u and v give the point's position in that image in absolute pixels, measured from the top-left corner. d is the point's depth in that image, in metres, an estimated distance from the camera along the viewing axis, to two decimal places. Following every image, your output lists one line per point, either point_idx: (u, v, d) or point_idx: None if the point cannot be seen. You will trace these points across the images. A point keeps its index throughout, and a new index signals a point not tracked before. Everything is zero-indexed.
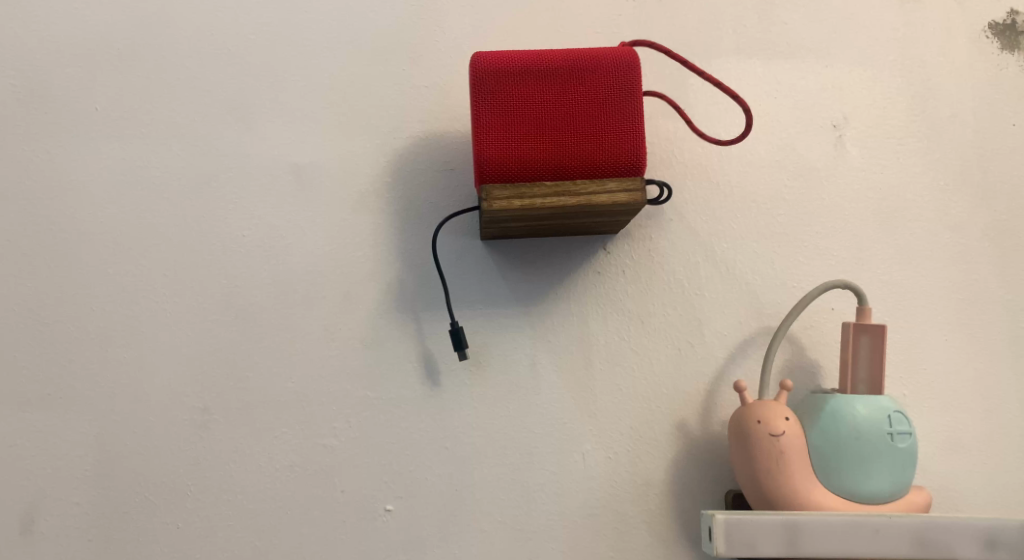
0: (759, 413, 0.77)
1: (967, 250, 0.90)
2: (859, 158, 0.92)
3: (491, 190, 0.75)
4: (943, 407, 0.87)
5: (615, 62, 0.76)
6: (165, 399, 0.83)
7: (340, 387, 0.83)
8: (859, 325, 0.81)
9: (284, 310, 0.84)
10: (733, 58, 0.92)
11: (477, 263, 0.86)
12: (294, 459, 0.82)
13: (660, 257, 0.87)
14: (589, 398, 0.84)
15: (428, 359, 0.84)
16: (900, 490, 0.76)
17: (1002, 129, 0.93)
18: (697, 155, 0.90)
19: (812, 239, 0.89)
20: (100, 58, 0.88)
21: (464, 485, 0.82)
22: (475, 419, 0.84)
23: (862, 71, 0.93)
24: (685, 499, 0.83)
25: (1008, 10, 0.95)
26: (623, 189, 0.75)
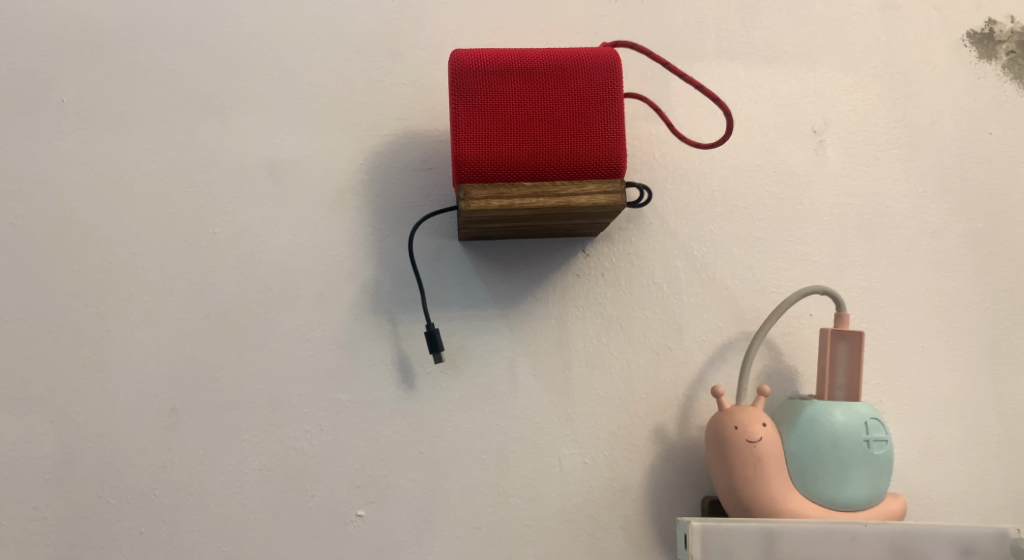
0: (737, 419, 0.77)
1: (944, 258, 0.91)
2: (839, 164, 0.92)
3: (469, 191, 0.73)
4: (919, 414, 0.87)
5: (595, 63, 0.75)
6: (132, 400, 0.80)
7: (313, 389, 0.82)
8: (838, 331, 0.81)
9: (256, 310, 0.82)
10: (716, 62, 0.92)
11: (456, 264, 0.85)
12: (265, 462, 0.80)
13: (640, 260, 0.87)
14: (567, 402, 0.84)
15: (404, 361, 0.83)
16: (876, 497, 0.76)
17: (980, 138, 0.93)
18: (679, 158, 0.89)
19: (792, 244, 0.89)
20: (70, 48, 0.85)
21: (438, 489, 0.81)
22: (450, 422, 0.82)
23: (843, 76, 0.93)
24: (662, 504, 0.82)
25: (987, 20, 0.96)
26: (603, 191, 0.74)
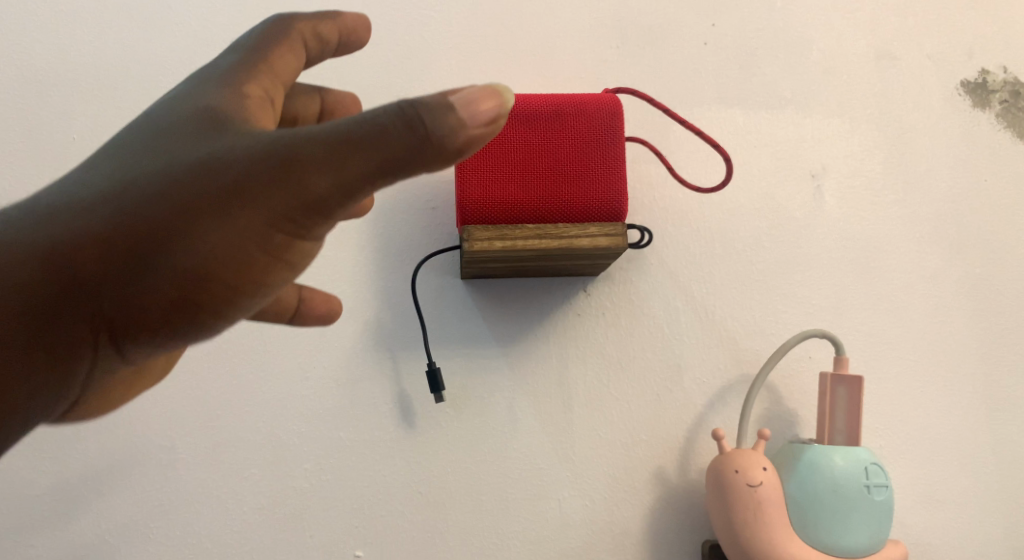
0: (737, 463, 0.76)
1: (942, 302, 0.91)
2: (836, 208, 0.93)
3: (472, 231, 0.74)
4: (918, 459, 0.87)
5: (597, 108, 0.76)
6: (131, 437, 0.80)
7: (313, 427, 0.82)
8: (837, 375, 0.81)
9: (259, 348, 0.83)
10: (715, 107, 0.94)
11: (457, 303, 0.85)
12: (262, 502, 0.80)
13: (641, 301, 0.87)
14: (567, 442, 0.83)
15: (404, 401, 0.83)
16: (877, 545, 0.75)
17: (976, 185, 0.95)
18: (679, 201, 0.90)
19: (791, 287, 0.90)
20: (88, 88, 0.88)
21: (437, 530, 0.81)
22: (450, 462, 0.82)
23: (840, 123, 0.95)
24: (662, 548, 0.82)
25: (980, 70, 0.98)
26: (604, 233, 0.75)
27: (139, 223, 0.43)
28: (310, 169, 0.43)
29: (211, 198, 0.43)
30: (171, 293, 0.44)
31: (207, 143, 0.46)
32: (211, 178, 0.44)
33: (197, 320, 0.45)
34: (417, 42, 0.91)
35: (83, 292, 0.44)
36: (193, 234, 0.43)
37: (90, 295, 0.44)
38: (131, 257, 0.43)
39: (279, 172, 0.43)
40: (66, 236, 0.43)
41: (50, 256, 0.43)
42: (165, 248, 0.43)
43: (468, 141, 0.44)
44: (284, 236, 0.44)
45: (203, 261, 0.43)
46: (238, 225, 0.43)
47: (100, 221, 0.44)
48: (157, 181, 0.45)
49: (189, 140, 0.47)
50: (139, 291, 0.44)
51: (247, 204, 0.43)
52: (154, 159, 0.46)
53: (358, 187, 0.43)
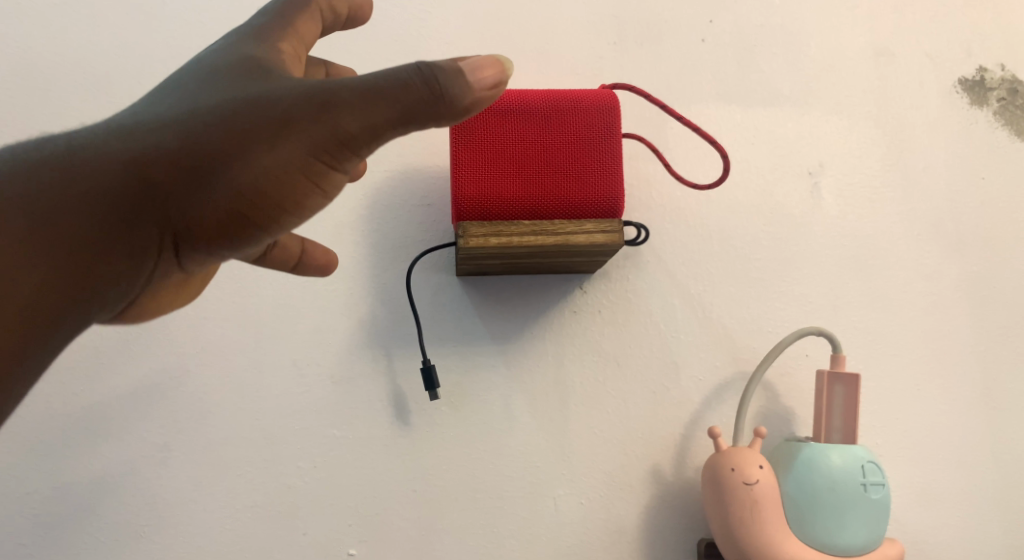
0: (733, 461, 0.76)
1: (939, 300, 0.91)
2: (834, 206, 0.93)
3: (468, 227, 0.74)
4: (915, 457, 0.87)
5: (594, 104, 0.76)
6: (123, 433, 0.79)
7: (308, 424, 0.81)
8: (834, 373, 0.81)
9: (253, 344, 0.82)
10: (712, 104, 0.93)
11: (453, 300, 0.85)
12: (256, 500, 0.79)
13: (637, 298, 0.87)
14: (563, 440, 0.83)
15: (399, 398, 0.82)
16: (874, 543, 0.75)
17: (974, 182, 0.94)
18: (676, 198, 0.90)
19: (788, 285, 0.90)
20: (82, 83, 0.87)
21: (432, 528, 0.80)
22: (445, 460, 0.82)
23: (838, 120, 0.95)
24: (657, 547, 0.81)
25: (978, 67, 0.98)
26: (601, 229, 0.75)
27: (191, 147, 0.47)
28: (346, 108, 0.47)
29: (258, 129, 0.47)
30: (217, 212, 0.47)
31: (253, 81, 0.50)
32: (259, 111, 0.47)
33: (237, 239, 0.49)
34: (413, 38, 0.91)
35: (142, 209, 0.47)
36: (240, 158, 0.47)
37: (142, 210, 0.47)
38: (182, 174, 0.47)
39: (318, 111, 0.47)
40: (124, 154, 0.47)
41: (106, 171, 0.46)
42: (212, 170, 0.47)
43: (476, 102, 0.50)
44: (321, 167, 0.48)
45: (247, 182, 0.47)
46: (280, 153, 0.47)
47: (156, 140, 0.47)
48: (208, 109, 0.48)
49: (235, 78, 0.50)
50: (187, 207, 0.47)
51: (289, 135, 0.47)
52: (204, 92, 0.49)
53: (388, 130, 0.48)
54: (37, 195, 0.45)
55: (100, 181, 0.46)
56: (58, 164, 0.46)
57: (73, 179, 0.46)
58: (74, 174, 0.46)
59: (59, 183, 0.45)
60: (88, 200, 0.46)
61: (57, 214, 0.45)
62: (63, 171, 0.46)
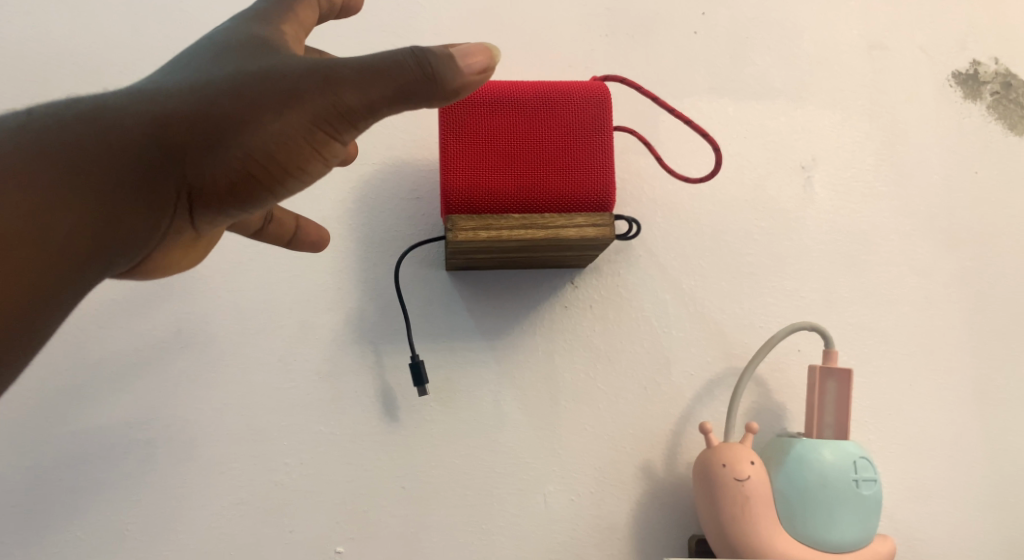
0: (724, 456, 0.76)
1: (932, 296, 0.91)
2: (827, 200, 0.92)
3: (457, 221, 0.73)
4: (907, 453, 0.86)
5: (586, 97, 0.75)
6: (107, 430, 0.78)
7: (295, 421, 0.80)
8: (826, 368, 0.80)
9: (239, 340, 0.81)
10: (705, 97, 0.92)
11: (442, 294, 0.84)
12: (242, 497, 0.78)
13: (629, 293, 0.86)
14: (553, 436, 0.82)
15: (388, 394, 0.81)
16: (866, 539, 0.75)
17: (967, 177, 0.94)
18: (668, 193, 0.89)
19: (780, 280, 0.89)
20: (66, 74, 0.86)
21: (421, 525, 0.79)
22: (434, 456, 0.81)
23: (831, 114, 0.94)
24: (648, 543, 0.81)
25: (972, 61, 0.97)
26: (591, 223, 0.74)
27: (206, 113, 0.48)
28: (348, 82, 0.49)
29: (267, 98, 0.48)
30: (225, 176, 0.49)
31: (264, 52, 0.51)
32: (268, 83, 0.49)
33: (243, 202, 0.50)
34: (402, 29, 0.90)
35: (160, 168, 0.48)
36: (249, 124, 0.48)
37: (156, 170, 0.48)
38: (194, 138, 0.48)
39: (321, 83, 0.49)
40: (140, 115, 0.48)
41: (124, 131, 0.48)
42: (222, 135, 0.48)
43: (467, 85, 0.51)
44: (323, 138, 0.49)
45: (254, 148, 0.48)
46: (286, 122, 0.48)
47: (171, 104, 0.49)
48: (221, 80, 0.49)
49: (247, 48, 0.52)
50: (198, 169, 0.49)
51: (295, 106, 0.48)
52: (217, 60, 0.51)
53: (386, 106, 0.49)
54: (57, 150, 0.46)
55: (119, 139, 0.48)
56: (78, 122, 0.47)
57: (93, 136, 0.47)
58: (93, 133, 0.47)
59: (79, 141, 0.47)
60: (106, 158, 0.47)
61: (76, 169, 0.47)
62: (83, 129, 0.47)
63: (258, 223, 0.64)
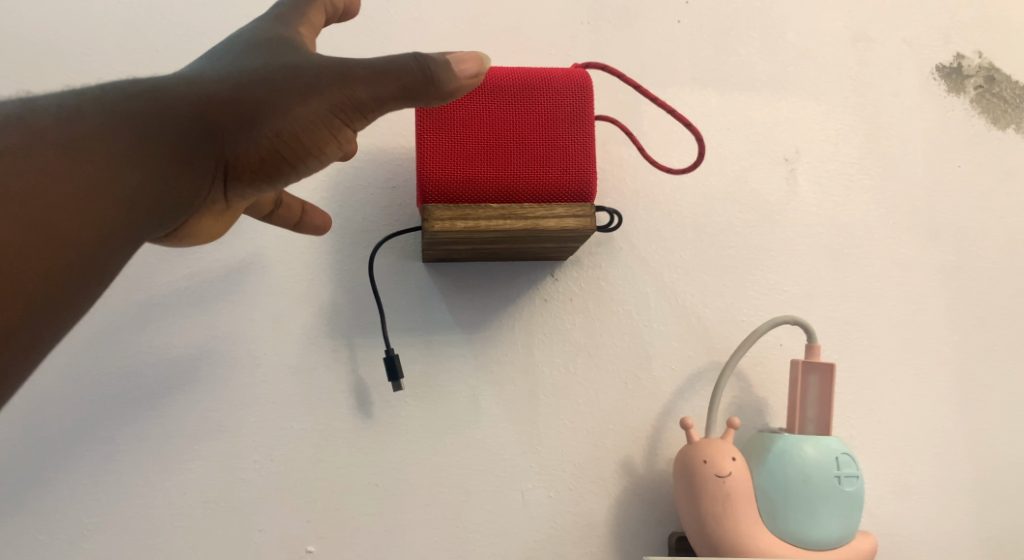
0: (706, 452, 0.74)
1: (914, 290, 0.90)
2: (810, 193, 0.91)
3: (433, 210, 0.70)
4: (889, 449, 0.85)
5: (566, 84, 0.73)
6: (66, 426, 0.75)
7: (265, 416, 0.78)
8: (808, 363, 0.79)
9: (207, 333, 0.79)
10: (688, 87, 0.91)
11: (418, 286, 0.82)
12: (209, 495, 0.76)
13: (610, 286, 0.84)
14: (532, 432, 0.80)
15: (362, 388, 0.79)
16: (848, 536, 0.73)
17: (949, 171, 0.93)
18: (651, 184, 0.87)
19: (763, 274, 0.88)
20: (26, 55, 0.82)
21: (395, 524, 0.77)
22: (410, 452, 0.79)
23: (815, 106, 0.93)
24: (628, 541, 0.79)
25: (955, 54, 0.96)
26: (572, 214, 0.72)
27: (241, 98, 0.53)
28: (363, 78, 0.54)
29: (294, 88, 0.53)
30: (257, 152, 0.54)
31: (285, 48, 0.56)
32: (295, 75, 0.54)
33: (269, 177, 0.56)
34: (379, 13, 0.87)
35: (201, 144, 0.52)
36: (279, 109, 0.53)
37: (197, 145, 0.52)
38: (232, 118, 0.52)
39: (340, 77, 0.54)
40: (184, 95, 0.52)
41: (174, 108, 0.51)
42: (256, 118, 0.53)
43: (461, 88, 0.56)
44: (340, 126, 0.55)
45: (283, 130, 0.53)
46: (309, 110, 0.53)
47: (211, 86, 0.53)
48: (254, 70, 0.54)
49: (271, 44, 0.56)
50: (235, 145, 0.53)
51: (318, 96, 0.53)
52: (248, 52, 0.55)
53: (396, 100, 0.55)
54: (111, 122, 0.49)
55: (167, 115, 0.51)
56: (128, 98, 0.51)
57: (144, 111, 0.50)
58: (145, 108, 0.51)
59: (134, 113, 0.50)
60: (156, 132, 0.50)
61: (131, 139, 0.49)
62: (134, 104, 0.50)
63: (268, 205, 0.68)
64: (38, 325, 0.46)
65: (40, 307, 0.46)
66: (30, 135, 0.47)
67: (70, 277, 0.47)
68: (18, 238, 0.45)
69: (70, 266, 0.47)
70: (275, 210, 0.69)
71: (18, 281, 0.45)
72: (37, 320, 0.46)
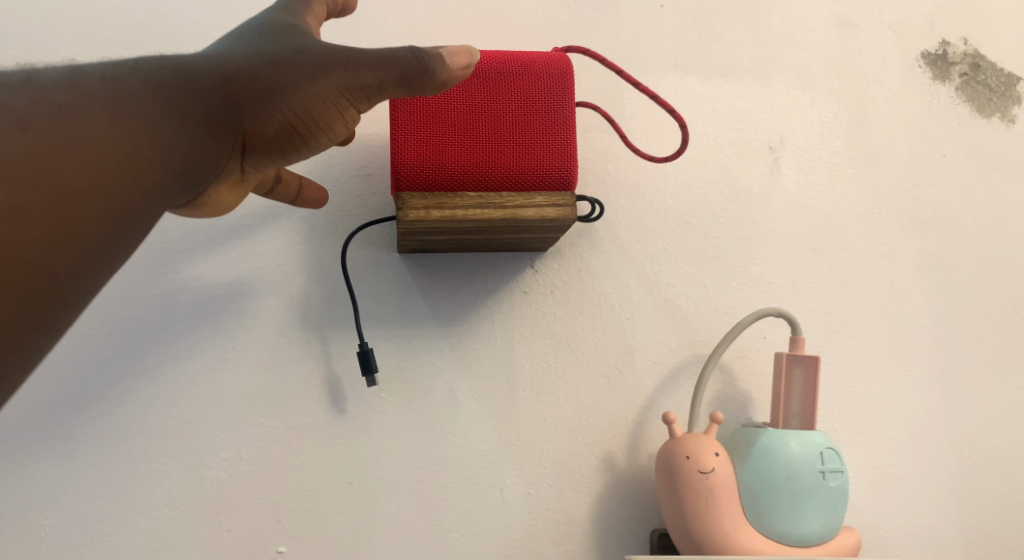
0: (688, 448, 0.72)
1: (898, 281, 0.88)
2: (794, 182, 0.89)
3: (408, 199, 0.68)
4: (872, 443, 0.84)
5: (547, 69, 0.70)
6: (21, 424, 0.72)
7: (233, 413, 0.75)
8: (793, 355, 0.78)
9: (169, 325, 0.76)
10: (671, 74, 0.88)
11: (393, 278, 0.79)
12: (175, 494, 0.73)
13: (592, 277, 0.82)
14: (511, 429, 0.78)
15: (335, 384, 0.77)
16: (832, 532, 0.72)
17: (934, 160, 0.92)
18: (632, 173, 0.85)
19: (747, 265, 0.86)
20: None
21: (370, 524, 0.75)
22: (385, 449, 0.76)
23: (799, 93, 0.91)
24: (609, 538, 0.77)
25: (941, 41, 0.95)
26: (552, 203, 0.70)
27: (260, 74, 0.51)
28: (369, 64, 0.53)
29: (311, 67, 0.52)
30: (273, 127, 0.52)
31: (300, 34, 0.54)
32: (311, 55, 0.53)
33: (282, 154, 0.54)
34: None
35: (222, 118, 0.50)
36: (297, 86, 0.52)
37: (219, 118, 0.50)
38: (251, 93, 0.51)
39: (354, 58, 0.53)
40: (206, 68, 0.50)
41: (196, 81, 0.49)
42: (274, 94, 0.51)
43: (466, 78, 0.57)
44: (348, 107, 0.54)
45: (298, 106, 0.52)
46: (324, 89, 0.52)
47: (233, 60, 0.51)
48: (271, 49, 0.52)
49: (287, 29, 0.55)
50: (252, 118, 0.51)
51: (333, 76, 0.52)
52: (261, 32, 0.54)
53: (394, 87, 0.55)
54: (138, 91, 0.47)
55: (191, 85, 0.49)
56: (153, 69, 0.48)
57: (167, 79, 0.48)
58: (168, 79, 0.48)
59: (160, 82, 0.48)
60: (176, 102, 0.48)
61: (154, 108, 0.47)
62: (159, 72, 0.49)
63: (269, 183, 0.66)
64: (44, 304, 0.43)
65: (55, 284, 0.43)
66: (51, 99, 0.44)
67: (80, 257, 0.44)
68: (30, 209, 0.43)
69: (80, 244, 0.44)
70: (274, 190, 0.68)
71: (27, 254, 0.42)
72: (42, 299, 0.43)
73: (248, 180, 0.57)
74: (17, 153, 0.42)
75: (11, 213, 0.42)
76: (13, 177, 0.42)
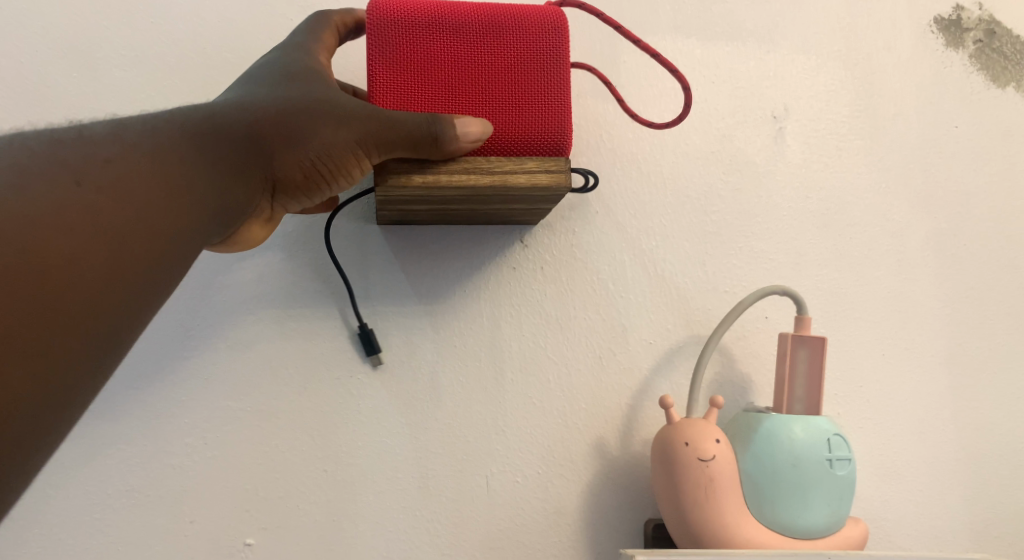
0: (687, 434, 0.68)
1: (907, 259, 0.84)
2: (798, 154, 0.84)
3: (387, 162, 0.62)
4: (877, 429, 0.80)
5: (540, 22, 0.64)
6: None
7: (196, 395, 0.69)
8: (798, 337, 0.73)
9: (172, 335, 0.70)
10: (670, 36, 0.83)
11: (373, 253, 0.74)
12: (134, 483, 0.68)
13: (584, 253, 0.77)
14: (498, 413, 0.73)
15: (308, 365, 0.71)
16: (837, 524, 0.68)
17: (946, 132, 0.87)
18: (628, 142, 0.80)
19: (747, 241, 0.81)
20: None
21: (345, 514, 0.70)
22: (361, 435, 0.71)
23: (805, 59, 0.86)
24: (601, 529, 0.73)
25: (954, 6, 0.90)
26: (544, 168, 0.64)
27: (285, 126, 0.58)
28: (381, 123, 0.59)
29: (329, 125, 0.58)
30: (297, 173, 0.59)
31: (318, 82, 0.60)
32: (330, 112, 0.59)
33: (305, 194, 0.61)
34: None
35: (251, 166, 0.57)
36: (315, 140, 0.58)
37: (249, 167, 0.57)
38: (277, 144, 0.57)
39: (368, 119, 0.59)
40: (238, 120, 0.57)
41: (228, 133, 0.56)
42: (296, 146, 0.58)
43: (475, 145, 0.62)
44: (362, 158, 0.60)
45: (317, 157, 0.58)
46: (338, 144, 0.58)
47: (260, 110, 0.57)
48: (297, 102, 0.58)
49: (305, 76, 0.60)
50: (277, 166, 0.58)
51: (347, 133, 0.58)
52: (290, 81, 0.60)
53: (405, 148, 0.60)
54: (178, 143, 0.53)
55: (224, 136, 0.56)
56: (191, 122, 0.55)
57: (203, 132, 0.55)
58: (203, 131, 0.55)
59: (197, 135, 0.55)
60: (210, 152, 0.55)
61: (191, 158, 0.53)
62: (194, 126, 0.55)
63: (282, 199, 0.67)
64: (96, 341, 0.46)
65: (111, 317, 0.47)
66: (102, 154, 0.50)
67: (127, 292, 0.48)
68: (84, 250, 0.46)
69: (126, 289, 0.48)
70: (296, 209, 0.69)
71: (80, 299, 0.46)
72: (100, 332, 0.46)
73: (276, 218, 0.64)
74: (72, 204, 0.47)
75: (67, 256, 0.46)
76: (70, 224, 0.46)
